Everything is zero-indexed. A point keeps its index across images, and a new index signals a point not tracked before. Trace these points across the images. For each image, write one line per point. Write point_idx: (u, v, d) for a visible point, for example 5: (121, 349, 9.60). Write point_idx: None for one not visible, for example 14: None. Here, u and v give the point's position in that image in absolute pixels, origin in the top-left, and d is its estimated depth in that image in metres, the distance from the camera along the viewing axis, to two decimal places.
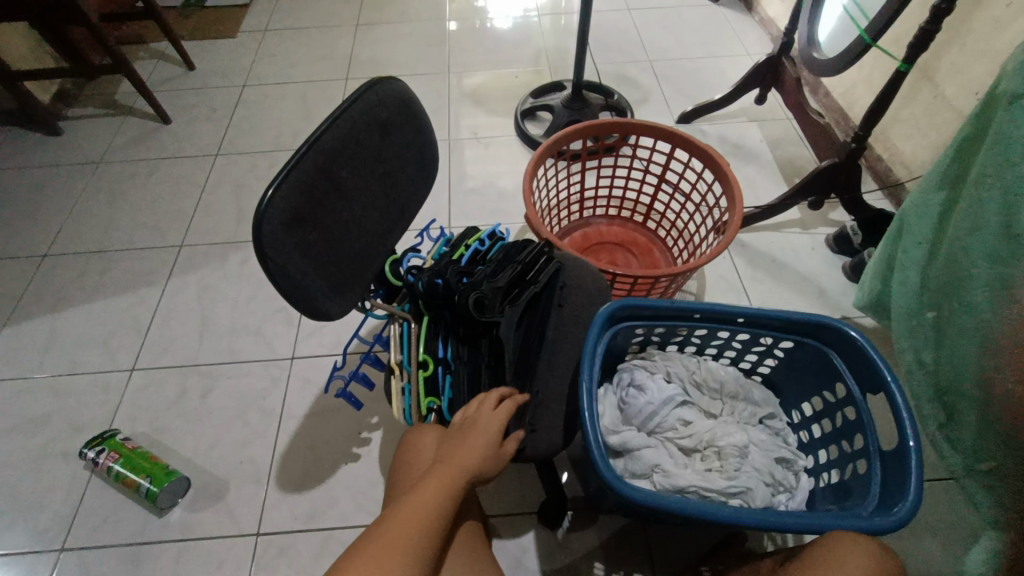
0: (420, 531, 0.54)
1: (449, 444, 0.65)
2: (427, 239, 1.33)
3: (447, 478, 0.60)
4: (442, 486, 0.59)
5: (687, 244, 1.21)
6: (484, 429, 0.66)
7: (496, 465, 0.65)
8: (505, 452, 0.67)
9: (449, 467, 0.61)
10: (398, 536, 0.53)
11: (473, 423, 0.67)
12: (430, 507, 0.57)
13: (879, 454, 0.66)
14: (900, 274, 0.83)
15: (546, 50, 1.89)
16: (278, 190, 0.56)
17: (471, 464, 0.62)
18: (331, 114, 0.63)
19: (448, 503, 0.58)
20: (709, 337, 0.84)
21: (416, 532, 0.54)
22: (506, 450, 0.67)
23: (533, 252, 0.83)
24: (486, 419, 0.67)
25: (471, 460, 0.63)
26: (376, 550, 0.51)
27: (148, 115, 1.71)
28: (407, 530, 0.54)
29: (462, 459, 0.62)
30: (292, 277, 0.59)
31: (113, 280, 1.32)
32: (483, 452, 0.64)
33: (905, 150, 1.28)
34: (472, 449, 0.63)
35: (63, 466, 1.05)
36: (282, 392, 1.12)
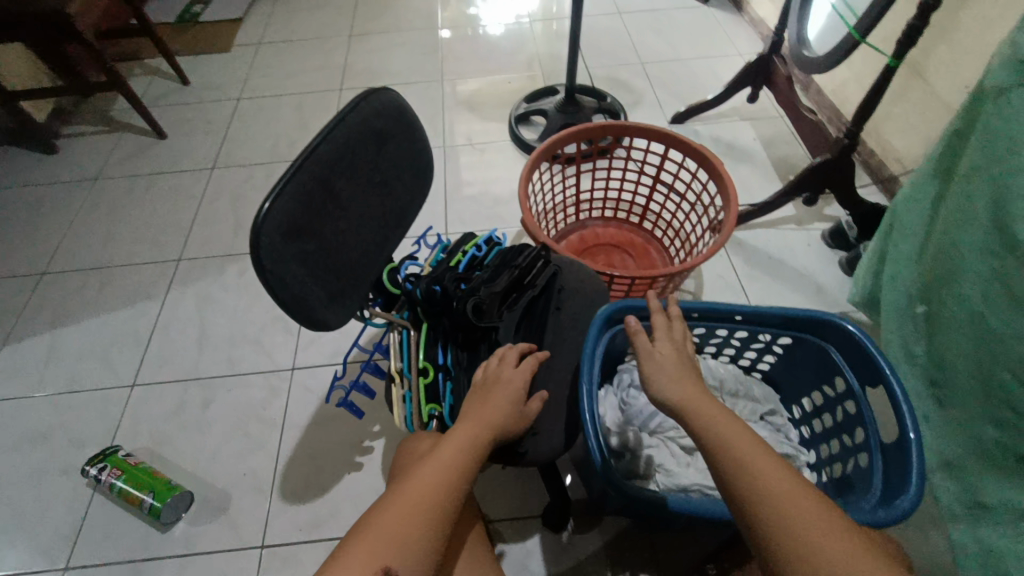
0: (446, 486, 0.55)
1: (472, 404, 0.65)
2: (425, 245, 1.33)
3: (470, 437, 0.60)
4: (464, 441, 0.60)
5: (683, 244, 1.21)
6: (507, 389, 0.66)
7: (521, 423, 0.66)
8: (529, 411, 0.67)
9: (472, 426, 0.62)
10: (424, 494, 0.53)
11: (495, 381, 0.68)
12: (453, 463, 0.57)
13: (880, 447, 0.66)
14: (893, 269, 0.83)
15: (539, 56, 1.90)
16: (275, 202, 0.57)
17: (496, 420, 0.63)
18: (326, 126, 0.63)
19: (474, 461, 0.59)
20: (707, 336, 0.83)
21: (438, 490, 0.54)
22: (530, 409, 0.68)
23: (530, 256, 0.82)
24: (509, 376, 0.68)
25: (495, 421, 0.63)
26: (401, 508, 0.52)
27: (144, 130, 1.71)
28: (434, 487, 0.54)
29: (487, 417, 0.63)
30: (290, 287, 0.59)
31: (112, 295, 1.32)
32: (505, 412, 0.64)
33: (899, 146, 1.29)
34: (495, 409, 0.64)
35: (65, 483, 1.05)
36: (283, 403, 1.12)
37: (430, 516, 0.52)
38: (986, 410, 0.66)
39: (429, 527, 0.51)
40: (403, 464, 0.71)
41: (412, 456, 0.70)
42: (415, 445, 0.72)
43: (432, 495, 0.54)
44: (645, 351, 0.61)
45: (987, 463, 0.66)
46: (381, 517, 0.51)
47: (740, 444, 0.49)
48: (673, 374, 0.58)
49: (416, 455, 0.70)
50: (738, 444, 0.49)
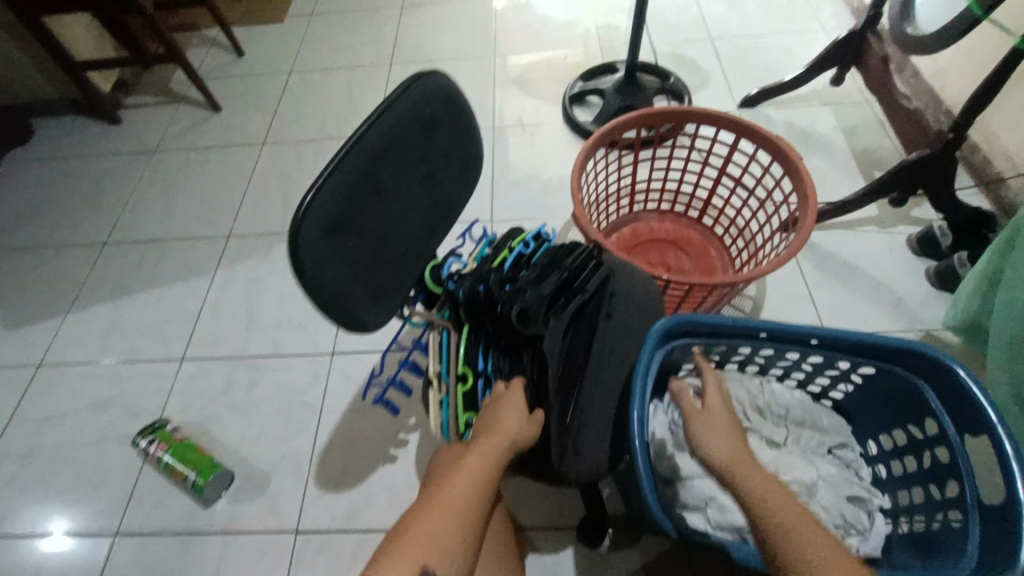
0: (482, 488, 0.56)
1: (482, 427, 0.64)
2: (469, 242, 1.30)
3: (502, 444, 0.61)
4: (491, 448, 0.60)
5: (747, 245, 1.12)
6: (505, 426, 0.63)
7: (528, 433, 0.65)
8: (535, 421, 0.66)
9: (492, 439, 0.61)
10: (462, 496, 0.54)
11: (501, 409, 0.65)
12: (482, 464, 0.58)
13: (977, 506, 0.58)
14: (1006, 295, 0.70)
15: (597, 30, 1.78)
16: (315, 197, 0.52)
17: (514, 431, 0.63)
18: (372, 113, 0.58)
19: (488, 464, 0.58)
20: (775, 358, 0.75)
21: (472, 484, 0.55)
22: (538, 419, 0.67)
23: (580, 257, 0.78)
24: (509, 415, 0.64)
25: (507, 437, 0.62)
26: (434, 513, 0.52)
27: (200, 102, 1.73)
28: (472, 489, 0.55)
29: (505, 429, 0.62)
30: (329, 288, 0.55)
31: (166, 269, 1.35)
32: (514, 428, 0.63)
33: (1009, 141, 1.16)
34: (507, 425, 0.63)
35: (120, 451, 1.09)
36: (323, 387, 1.12)
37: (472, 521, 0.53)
38: None
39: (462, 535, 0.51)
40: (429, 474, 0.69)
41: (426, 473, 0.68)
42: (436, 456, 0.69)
43: (468, 501, 0.54)
44: (690, 406, 0.65)
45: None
46: (414, 525, 0.50)
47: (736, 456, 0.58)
48: (716, 425, 0.62)
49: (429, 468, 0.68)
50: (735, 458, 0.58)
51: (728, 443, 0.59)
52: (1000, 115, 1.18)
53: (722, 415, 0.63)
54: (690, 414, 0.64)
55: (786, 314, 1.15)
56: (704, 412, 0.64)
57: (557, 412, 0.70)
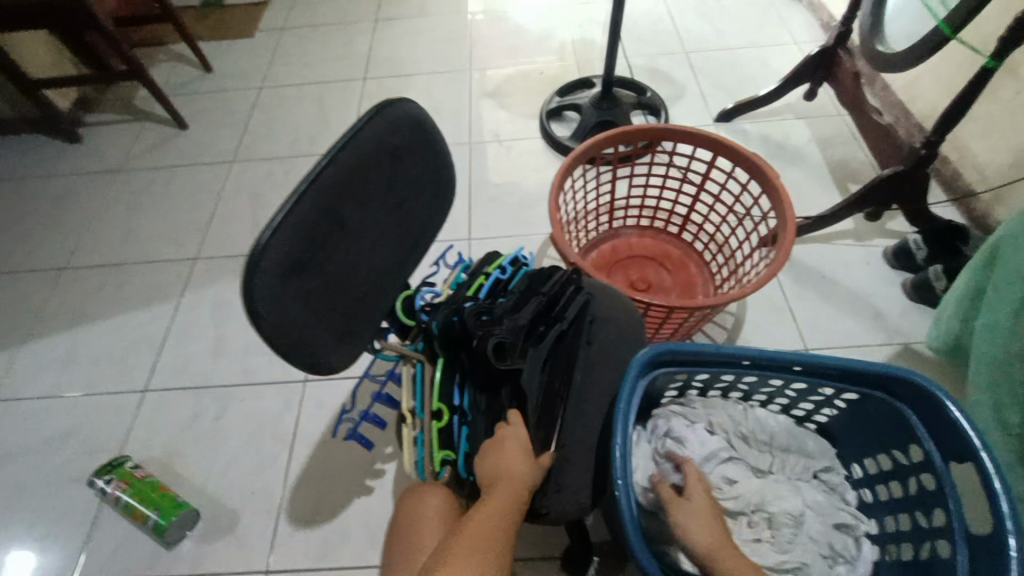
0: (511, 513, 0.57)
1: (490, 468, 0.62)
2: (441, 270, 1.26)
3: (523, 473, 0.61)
4: (507, 498, 0.58)
5: (727, 261, 1.11)
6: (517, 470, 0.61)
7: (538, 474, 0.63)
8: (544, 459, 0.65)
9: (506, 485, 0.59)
10: (496, 525, 0.55)
11: (507, 449, 0.63)
12: (499, 516, 0.56)
13: (964, 537, 0.57)
14: (987, 317, 0.71)
15: (573, 43, 1.78)
16: (272, 237, 0.49)
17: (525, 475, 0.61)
18: (335, 145, 0.55)
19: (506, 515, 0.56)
20: (758, 384, 0.73)
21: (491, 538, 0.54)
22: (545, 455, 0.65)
23: (558, 284, 0.76)
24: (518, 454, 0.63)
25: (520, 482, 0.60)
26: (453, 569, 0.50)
27: (166, 119, 1.67)
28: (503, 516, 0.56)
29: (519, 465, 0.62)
30: (287, 331, 0.53)
31: (129, 294, 1.29)
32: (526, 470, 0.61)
33: (979, 153, 1.18)
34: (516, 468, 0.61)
35: (77, 491, 1.03)
36: (295, 417, 1.07)
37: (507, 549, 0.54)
38: None
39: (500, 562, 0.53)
40: (405, 519, 0.68)
41: (414, 523, 0.66)
42: (421, 499, 0.68)
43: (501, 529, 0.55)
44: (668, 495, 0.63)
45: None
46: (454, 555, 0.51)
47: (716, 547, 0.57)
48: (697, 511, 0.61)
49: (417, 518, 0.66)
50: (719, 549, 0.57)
51: (715, 538, 0.58)
52: (969, 128, 1.20)
53: (703, 504, 0.62)
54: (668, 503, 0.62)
55: (767, 328, 1.14)
56: (686, 503, 0.62)
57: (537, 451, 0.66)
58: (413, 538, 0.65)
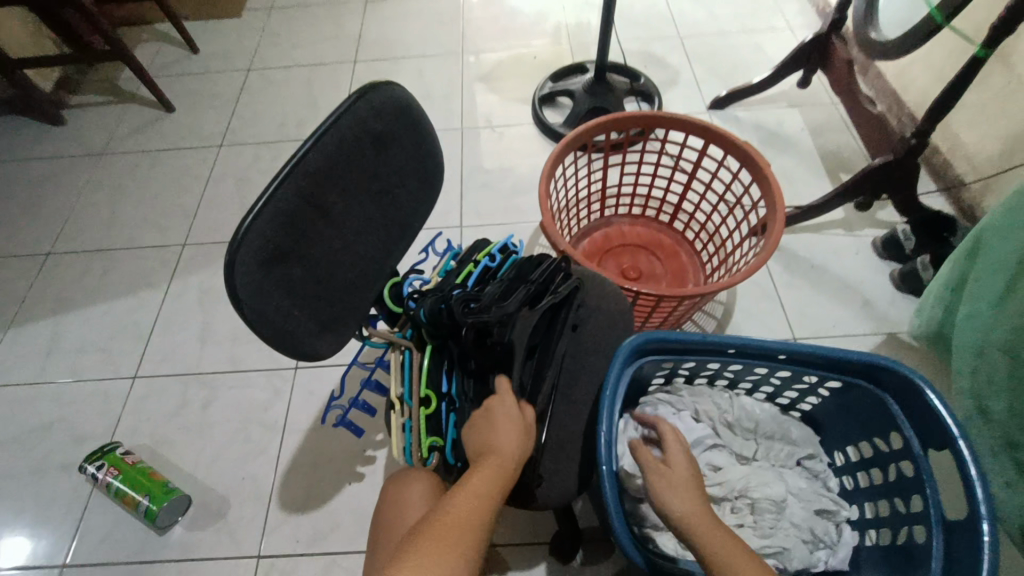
0: (502, 481, 0.58)
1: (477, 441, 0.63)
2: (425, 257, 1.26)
3: (514, 444, 0.62)
4: (494, 471, 0.58)
5: (717, 249, 1.11)
6: (505, 444, 0.61)
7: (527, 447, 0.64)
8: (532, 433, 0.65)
9: (494, 460, 0.59)
10: (488, 490, 0.56)
11: (497, 422, 0.63)
12: (485, 489, 0.56)
13: (941, 523, 0.58)
14: (969, 306, 0.72)
15: (567, 27, 1.75)
16: (252, 225, 0.49)
17: (514, 450, 0.61)
18: (315, 130, 0.54)
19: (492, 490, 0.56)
20: (743, 372, 0.74)
21: (475, 513, 0.54)
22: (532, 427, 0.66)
23: (547, 271, 0.76)
24: (508, 426, 0.63)
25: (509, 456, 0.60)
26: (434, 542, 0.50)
27: (151, 102, 1.64)
28: (493, 483, 0.57)
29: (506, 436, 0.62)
30: (271, 319, 0.53)
31: (115, 281, 1.28)
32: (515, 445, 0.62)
33: (969, 143, 1.18)
34: (505, 442, 0.61)
35: (66, 478, 1.03)
36: (285, 404, 1.07)
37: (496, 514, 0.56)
38: None
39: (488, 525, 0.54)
40: (392, 504, 0.68)
41: (400, 505, 0.67)
42: (405, 484, 0.69)
43: (491, 495, 0.56)
44: (648, 463, 0.61)
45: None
46: (444, 520, 0.53)
47: (691, 513, 0.55)
48: (677, 484, 0.58)
49: (403, 501, 0.67)
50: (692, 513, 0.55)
51: (694, 507, 0.55)
52: (961, 118, 1.20)
53: (685, 474, 0.59)
54: (647, 471, 0.60)
55: (756, 317, 1.15)
56: (666, 471, 0.59)
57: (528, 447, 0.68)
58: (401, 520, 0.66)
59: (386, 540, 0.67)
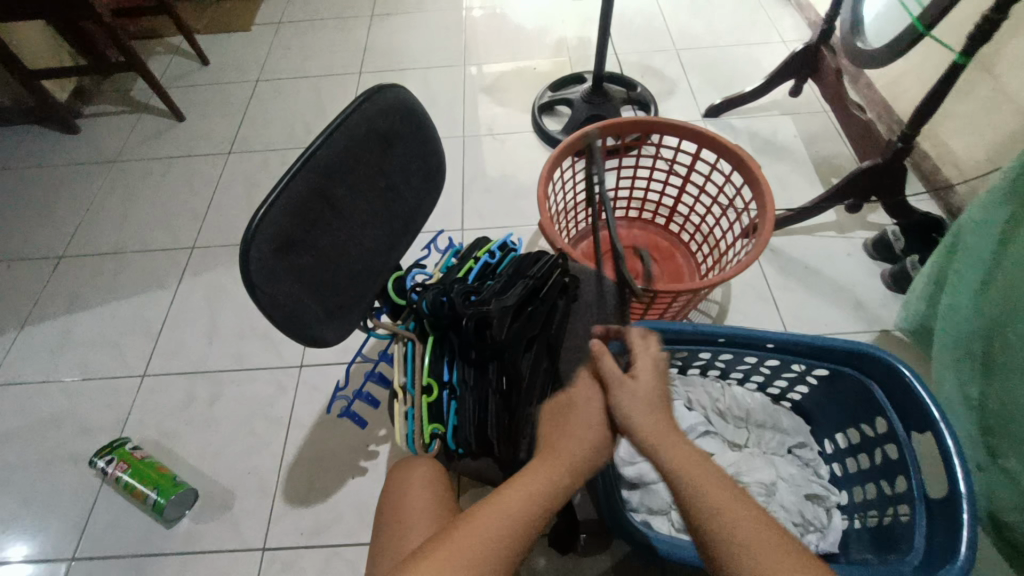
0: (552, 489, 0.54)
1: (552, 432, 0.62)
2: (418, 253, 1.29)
3: (573, 452, 0.58)
4: (545, 469, 0.55)
5: (712, 250, 1.15)
6: (571, 442, 0.58)
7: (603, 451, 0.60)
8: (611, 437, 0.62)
9: (550, 463, 0.56)
10: (533, 485, 0.53)
11: (576, 412, 0.63)
12: (533, 487, 0.53)
13: (924, 502, 0.60)
14: (949, 298, 0.76)
15: (568, 40, 1.81)
16: (267, 214, 0.53)
17: (577, 451, 0.58)
18: (326, 128, 0.58)
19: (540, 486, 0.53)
20: (734, 362, 0.77)
21: (511, 513, 0.50)
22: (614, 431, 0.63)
23: (545, 266, 0.79)
24: (586, 412, 0.62)
25: (573, 452, 0.58)
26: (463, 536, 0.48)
27: (162, 111, 1.69)
28: (533, 497, 0.52)
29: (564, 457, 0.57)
30: (282, 304, 0.56)
31: (126, 282, 1.31)
32: (581, 443, 0.58)
33: (957, 149, 1.21)
34: (570, 440, 0.59)
35: (74, 472, 1.05)
36: (290, 401, 1.10)
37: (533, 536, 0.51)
38: None
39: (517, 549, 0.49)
40: (394, 488, 0.70)
41: (399, 501, 0.67)
42: (406, 480, 0.69)
43: (529, 510, 0.51)
44: (615, 375, 0.60)
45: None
46: (468, 528, 0.48)
47: (691, 468, 0.51)
48: (639, 401, 0.58)
49: (404, 497, 0.67)
50: (705, 484, 0.49)
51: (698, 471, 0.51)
52: (948, 125, 1.24)
53: (651, 388, 0.60)
54: (612, 384, 0.60)
55: (750, 316, 1.18)
56: (630, 386, 0.59)
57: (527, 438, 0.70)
58: (399, 516, 0.66)
59: (382, 538, 0.66)
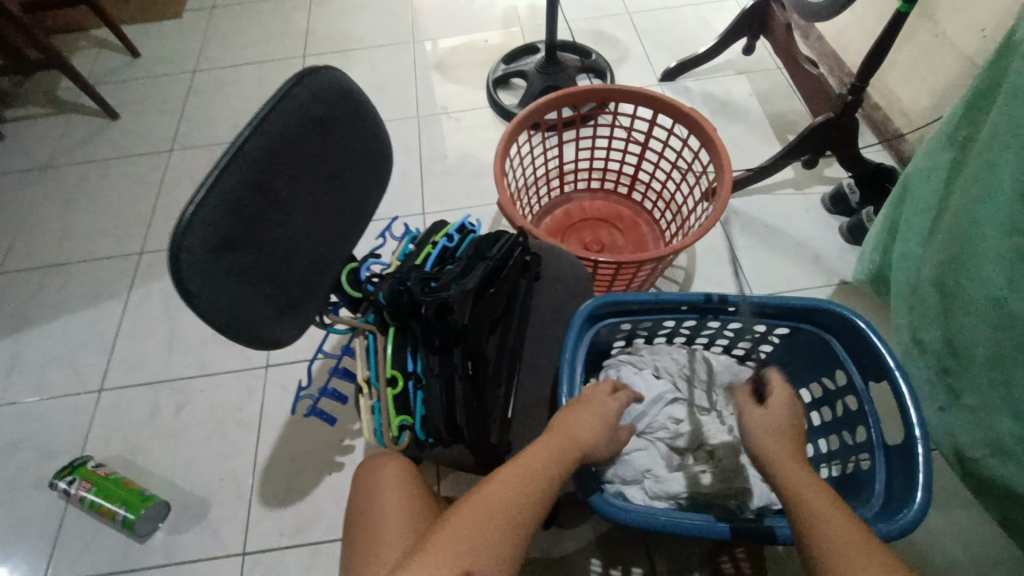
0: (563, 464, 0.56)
1: (560, 414, 0.62)
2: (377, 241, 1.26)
3: (586, 435, 0.59)
4: (555, 446, 0.57)
5: (674, 216, 1.14)
6: (583, 429, 0.59)
7: (610, 444, 0.62)
8: (619, 437, 0.63)
9: (560, 440, 0.57)
10: (545, 461, 0.55)
11: (586, 407, 0.61)
12: (545, 463, 0.54)
13: (882, 449, 0.62)
14: (902, 248, 0.79)
15: (518, 10, 1.75)
16: (196, 214, 0.49)
17: (589, 439, 0.59)
18: (254, 116, 0.54)
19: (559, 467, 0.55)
20: (698, 328, 0.78)
21: (527, 490, 0.51)
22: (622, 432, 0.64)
23: (504, 246, 0.78)
24: (602, 398, 0.63)
25: (580, 438, 0.58)
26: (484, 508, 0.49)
27: (94, 110, 1.59)
28: (536, 474, 0.53)
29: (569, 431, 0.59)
30: (226, 308, 0.53)
31: (73, 294, 1.25)
32: (593, 433, 0.59)
33: (904, 98, 1.23)
34: (583, 426, 0.59)
35: (37, 496, 1.01)
36: (258, 402, 1.07)
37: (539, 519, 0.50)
38: (996, 400, 0.64)
39: (518, 537, 0.48)
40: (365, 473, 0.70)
41: (374, 489, 0.67)
42: (378, 465, 0.70)
43: (535, 486, 0.52)
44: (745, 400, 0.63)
45: (997, 454, 0.65)
46: (477, 507, 0.49)
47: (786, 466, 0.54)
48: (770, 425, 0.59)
49: (377, 482, 0.68)
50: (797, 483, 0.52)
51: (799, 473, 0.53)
52: (895, 75, 1.25)
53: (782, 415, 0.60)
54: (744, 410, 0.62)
55: (715, 279, 1.19)
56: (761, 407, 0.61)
57: (498, 425, 0.72)
58: (374, 503, 0.66)
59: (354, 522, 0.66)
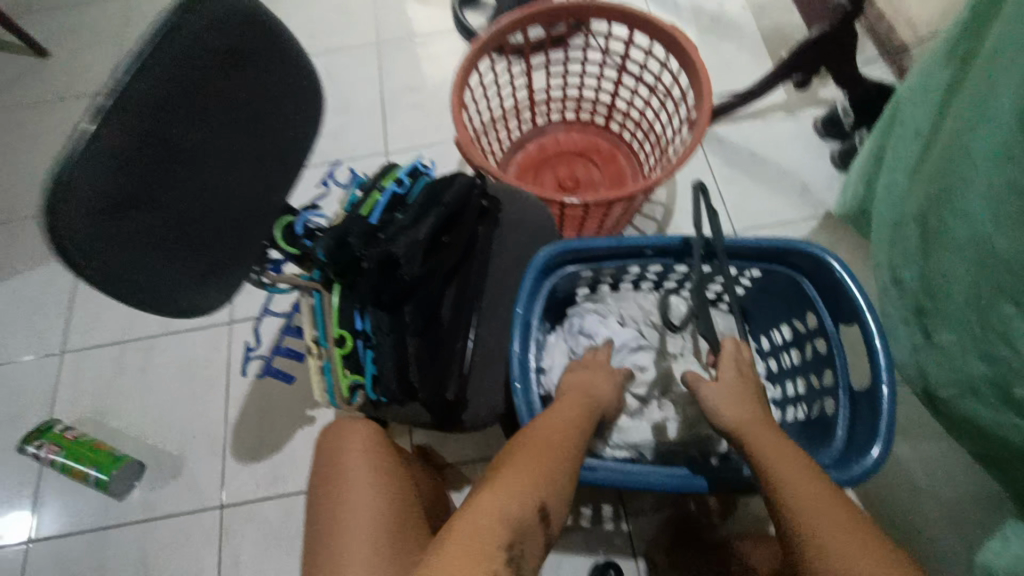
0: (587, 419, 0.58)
1: (572, 374, 0.65)
2: (337, 185, 1.18)
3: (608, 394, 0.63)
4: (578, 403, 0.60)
5: (653, 149, 1.06)
6: (602, 389, 0.63)
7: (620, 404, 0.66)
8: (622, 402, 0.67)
9: (580, 399, 0.60)
10: (573, 415, 0.58)
11: (598, 372, 0.65)
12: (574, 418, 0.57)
13: (848, 393, 0.60)
14: (889, 180, 0.73)
15: None
16: (75, 172, 0.42)
17: (607, 397, 0.63)
18: (137, 49, 0.46)
19: (583, 424, 0.57)
20: (666, 272, 0.73)
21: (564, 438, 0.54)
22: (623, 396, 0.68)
23: (459, 191, 0.71)
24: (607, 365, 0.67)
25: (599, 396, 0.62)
26: (528, 458, 0.50)
27: (21, 47, 1.44)
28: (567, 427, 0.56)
29: (585, 388, 0.62)
30: (125, 276, 0.48)
31: (22, 253, 1.19)
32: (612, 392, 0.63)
33: (912, 5, 1.10)
34: (603, 385, 0.64)
35: (11, 459, 1.01)
36: (224, 360, 1.05)
37: (568, 467, 0.52)
38: (968, 341, 0.61)
39: (566, 478, 0.51)
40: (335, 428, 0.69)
41: (342, 446, 0.64)
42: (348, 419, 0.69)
43: (570, 434, 0.54)
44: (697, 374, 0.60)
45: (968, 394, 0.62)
46: (521, 456, 0.50)
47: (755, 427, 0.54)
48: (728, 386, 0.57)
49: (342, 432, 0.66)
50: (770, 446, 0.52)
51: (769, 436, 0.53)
52: None
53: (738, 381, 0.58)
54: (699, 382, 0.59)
55: None
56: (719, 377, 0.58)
57: (456, 379, 0.69)
58: (341, 456, 0.63)
59: (319, 475, 0.64)
